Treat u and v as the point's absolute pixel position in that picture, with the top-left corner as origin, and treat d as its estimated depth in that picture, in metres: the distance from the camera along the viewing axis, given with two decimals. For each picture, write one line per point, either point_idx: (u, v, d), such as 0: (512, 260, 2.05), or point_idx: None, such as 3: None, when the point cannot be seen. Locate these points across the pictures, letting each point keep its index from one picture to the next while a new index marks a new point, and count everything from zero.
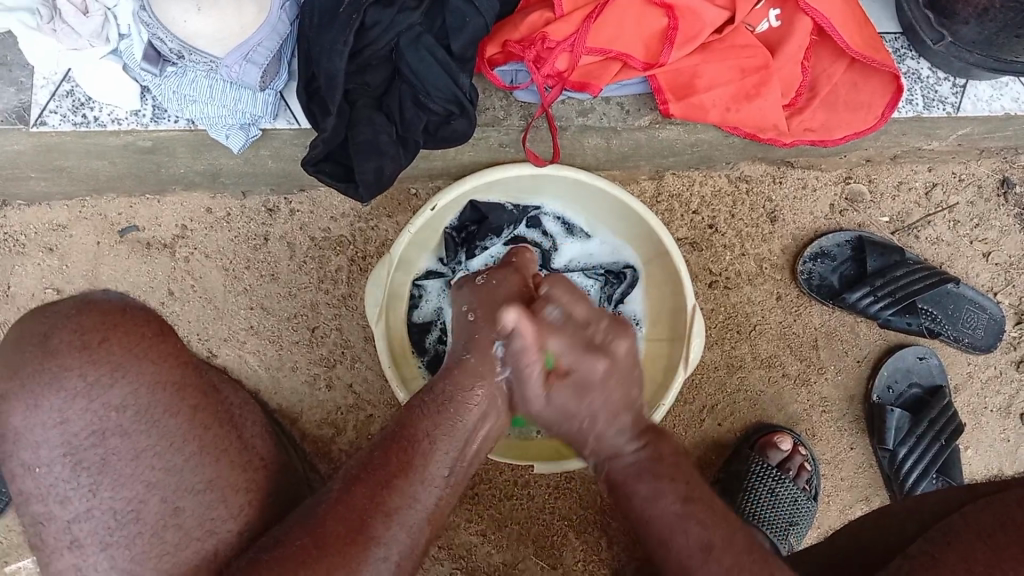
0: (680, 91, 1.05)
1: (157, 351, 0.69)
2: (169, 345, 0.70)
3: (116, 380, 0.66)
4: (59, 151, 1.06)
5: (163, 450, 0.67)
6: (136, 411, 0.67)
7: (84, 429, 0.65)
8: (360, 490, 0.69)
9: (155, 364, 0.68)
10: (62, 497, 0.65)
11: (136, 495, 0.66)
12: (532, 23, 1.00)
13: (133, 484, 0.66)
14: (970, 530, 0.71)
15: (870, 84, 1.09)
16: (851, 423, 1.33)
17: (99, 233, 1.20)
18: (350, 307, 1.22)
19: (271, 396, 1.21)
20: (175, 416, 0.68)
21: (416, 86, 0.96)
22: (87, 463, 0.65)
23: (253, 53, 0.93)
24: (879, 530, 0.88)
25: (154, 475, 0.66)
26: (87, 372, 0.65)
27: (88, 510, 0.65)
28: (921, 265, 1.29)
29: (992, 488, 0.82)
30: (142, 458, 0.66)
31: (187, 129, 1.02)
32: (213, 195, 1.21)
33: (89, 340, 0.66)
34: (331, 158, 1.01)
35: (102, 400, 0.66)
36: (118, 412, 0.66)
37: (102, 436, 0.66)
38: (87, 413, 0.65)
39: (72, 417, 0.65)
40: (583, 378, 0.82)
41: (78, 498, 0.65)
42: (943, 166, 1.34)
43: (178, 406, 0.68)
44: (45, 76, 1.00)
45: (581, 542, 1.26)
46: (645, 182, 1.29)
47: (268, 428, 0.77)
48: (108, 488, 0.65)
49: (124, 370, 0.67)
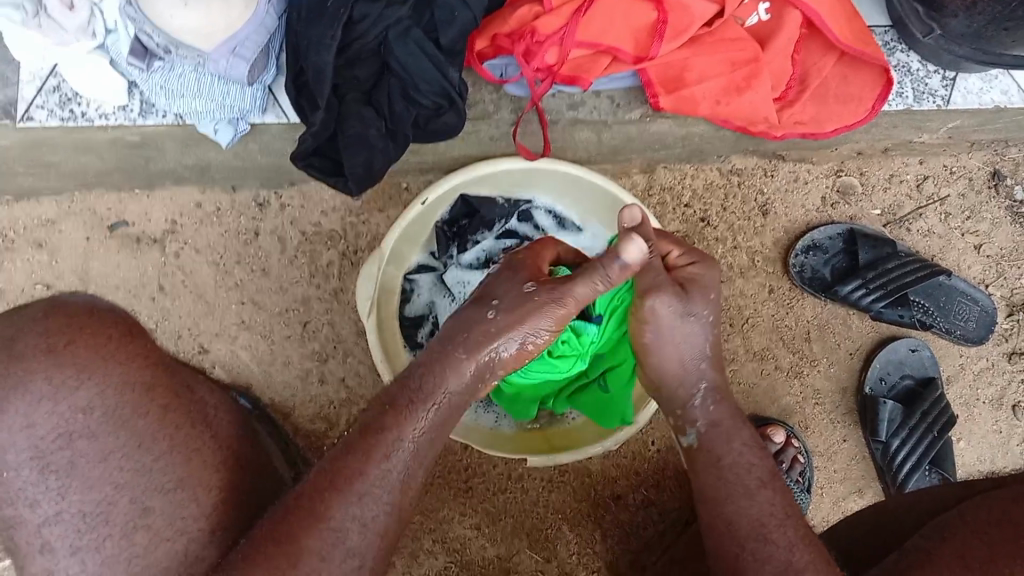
0: (670, 84, 1.05)
1: (125, 353, 0.68)
2: (138, 345, 0.70)
3: (82, 383, 0.66)
4: (47, 146, 1.05)
5: (131, 451, 0.67)
6: (102, 413, 0.67)
7: (51, 432, 0.65)
8: (334, 496, 0.69)
9: (122, 366, 0.68)
10: (32, 501, 0.65)
11: (104, 497, 0.66)
12: (521, 16, 0.99)
13: (99, 486, 0.66)
14: (967, 527, 0.72)
15: (860, 77, 1.08)
16: (844, 415, 1.33)
17: (88, 229, 1.20)
18: (342, 302, 1.22)
19: (263, 391, 1.21)
20: (143, 417, 0.68)
21: (404, 79, 0.96)
22: (56, 466, 0.65)
23: (241, 48, 0.92)
24: (875, 524, 0.88)
25: (122, 476, 0.66)
26: (53, 375, 0.65)
27: (58, 513, 0.65)
28: (913, 257, 1.30)
29: (989, 484, 0.82)
30: (111, 459, 0.66)
31: (176, 124, 1.02)
32: (203, 190, 1.21)
33: (54, 343, 0.66)
34: (320, 152, 1.01)
35: (68, 403, 0.66)
36: (85, 414, 0.66)
37: (69, 439, 0.66)
38: (54, 415, 0.65)
39: (39, 421, 0.65)
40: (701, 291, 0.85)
41: (47, 501, 0.65)
42: (934, 159, 1.34)
43: (146, 407, 0.68)
44: (31, 71, 1.00)
45: (575, 534, 1.26)
46: (637, 176, 1.29)
47: (244, 430, 0.77)
48: (77, 491, 0.66)
49: (91, 372, 0.66)
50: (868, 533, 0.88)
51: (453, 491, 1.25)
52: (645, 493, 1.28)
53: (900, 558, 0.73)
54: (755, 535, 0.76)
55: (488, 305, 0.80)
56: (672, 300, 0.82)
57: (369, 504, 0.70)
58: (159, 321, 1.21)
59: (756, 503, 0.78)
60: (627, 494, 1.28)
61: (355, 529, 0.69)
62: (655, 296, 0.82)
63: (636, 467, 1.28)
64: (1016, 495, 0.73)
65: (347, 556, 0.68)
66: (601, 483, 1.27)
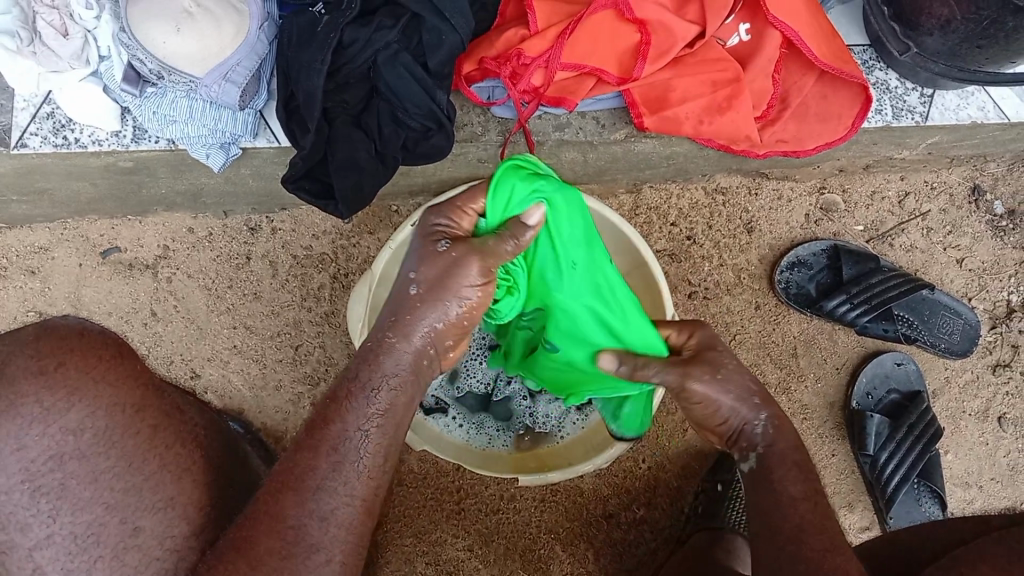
0: (654, 104, 1.07)
1: (114, 375, 0.65)
2: (128, 365, 0.67)
3: (73, 405, 0.63)
4: (41, 173, 1.06)
5: (122, 471, 0.65)
6: (94, 434, 0.63)
7: (42, 454, 0.61)
8: (289, 496, 0.67)
9: (112, 387, 0.65)
10: (22, 525, 0.61)
11: (94, 519, 0.63)
12: (507, 39, 1.03)
13: (90, 507, 0.63)
14: (982, 561, 0.72)
15: (839, 97, 1.11)
16: (833, 430, 1.34)
17: (80, 255, 1.20)
18: (333, 325, 1.23)
19: (255, 415, 1.21)
20: (132, 438, 0.65)
21: (393, 103, 0.98)
22: (46, 489, 0.61)
23: (232, 73, 0.94)
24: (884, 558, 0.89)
25: (113, 496, 0.64)
26: (43, 399, 0.61)
27: (49, 537, 0.61)
28: (896, 272, 1.32)
29: (1006, 518, 0.81)
30: (101, 480, 0.64)
31: (166, 149, 1.03)
32: (196, 215, 1.22)
33: (44, 366, 0.62)
34: (312, 175, 1.02)
35: (59, 425, 0.62)
36: (75, 435, 0.63)
37: (59, 461, 0.62)
38: (45, 438, 0.61)
39: (30, 444, 0.61)
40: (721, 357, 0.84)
41: (38, 525, 0.61)
42: (915, 174, 1.37)
43: (136, 427, 0.66)
44: (25, 99, 1.01)
45: (568, 554, 1.26)
46: (623, 196, 1.32)
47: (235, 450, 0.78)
48: (68, 512, 0.62)
49: (81, 393, 0.63)
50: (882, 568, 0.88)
51: (444, 513, 1.25)
52: (637, 511, 1.28)
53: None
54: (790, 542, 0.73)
55: (406, 279, 0.78)
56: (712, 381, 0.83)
57: (325, 497, 0.68)
58: (151, 346, 1.21)
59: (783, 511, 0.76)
60: (618, 512, 1.27)
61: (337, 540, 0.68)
62: (690, 379, 0.83)
63: (627, 486, 1.28)
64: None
65: (311, 551, 0.65)
66: (593, 503, 1.27)
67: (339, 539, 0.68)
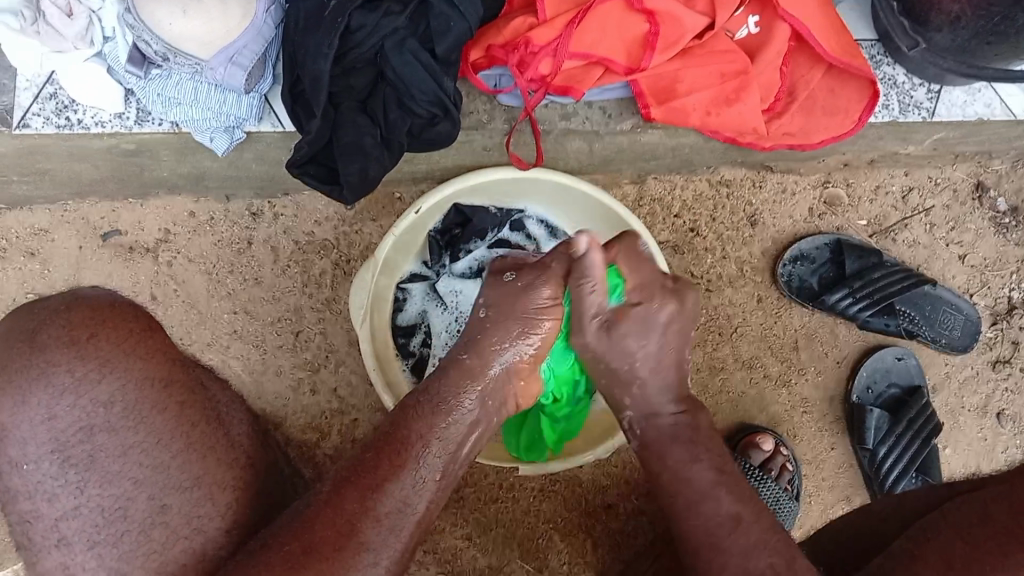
0: (661, 95, 1.06)
1: (145, 347, 0.70)
2: (157, 341, 0.71)
3: (104, 376, 0.67)
4: (41, 154, 1.05)
5: (150, 446, 0.68)
6: (123, 407, 0.67)
7: (71, 425, 0.66)
8: (349, 491, 0.71)
9: (141, 360, 0.69)
10: (50, 495, 0.66)
11: (124, 492, 0.67)
12: (515, 27, 1.01)
13: (119, 481, 0.67)
14: (951, 527, 0.74)
15: (847, 90, 1.11)
16: (832, 423, 1.34)
17: (81, 238, 1.20)
18: (335, 311, 1.22)
19: (255, 401, 1.21)
20: (161, 414, 0.69)
21: (400, 89, 0.97)
22: (75, 459, 0.66)
23: (238, 56, 0.93)
24: (862, 530, 0.90)
25: (142, 471, 0.67)
26: (75, 367, 0.66)
27: (77, 507, 0.66)
28: (899, 266, 1.32)
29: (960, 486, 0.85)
30: (130, 454, 0.67)
31: (170, 132, 1.02)
32: (197, 199, 1.22)
33: (77, 336, 0.67)
34: (316, 159, 1.01)
35: (89, 396, 0.67)
36: (105, 408, 0.67)
37: (90, 432, 0.67)
38: (75, 409, 0.66)
39: (60, 414, 0.66)
40: (647, 315, 0.90)
41: (66, 495, 0.66)
42: (919, 170, 1.37)
43: (165, 403, 0.69)
44: (27, 78, 1.00)
45: (566, 544, 1.27)
46: (627, 186, 1.31)
47: (254, 425, 0.77)
48: (95, 485, 0.66)
49: (113, 365, 0.68)
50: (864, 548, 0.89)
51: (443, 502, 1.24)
52: (636, 502, 1.28)
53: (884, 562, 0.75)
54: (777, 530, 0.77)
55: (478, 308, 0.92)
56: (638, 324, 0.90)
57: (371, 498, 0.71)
58: None
59: None
60: (618, 503, 1.28)
61: (388, 541, 0.70)
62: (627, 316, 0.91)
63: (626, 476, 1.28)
64: (997, 493, 0.74)
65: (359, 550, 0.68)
66: (592, 492, 1.27)
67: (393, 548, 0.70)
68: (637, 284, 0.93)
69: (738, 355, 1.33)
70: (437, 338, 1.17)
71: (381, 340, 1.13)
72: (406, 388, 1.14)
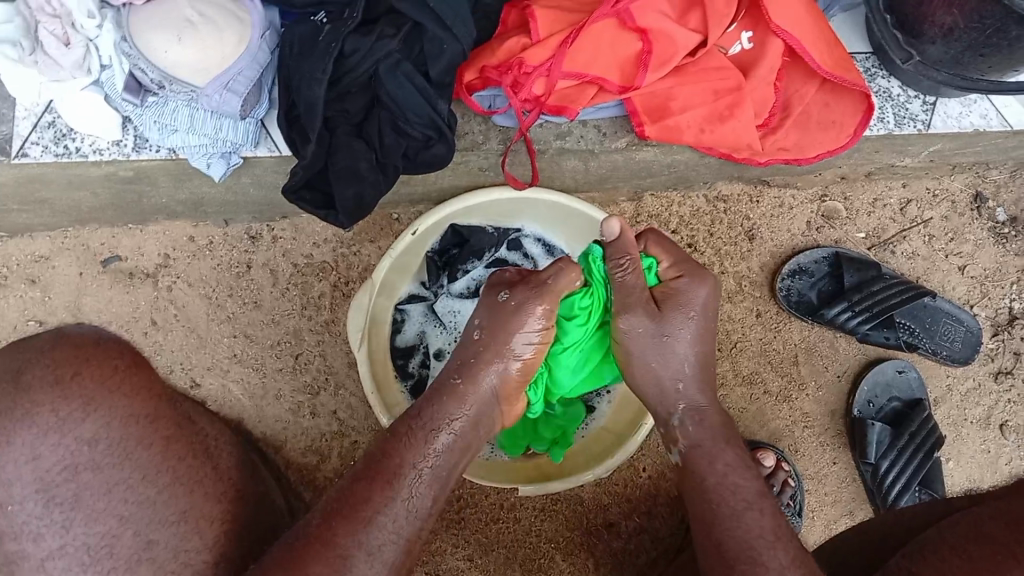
0: (655, 113, 1.07)
1: (129, 384, 0.71)
2: (142, 378, 0.73)
3: (88, 414, 0.68)
4: (41, 182, 1.06)
5: (135, 483, 0.69)
6: (108, 445, 0.69)
7: (56, 464, 0.67)
8: (342, 525, 0.70)
9: (127, 399, 0.71)
10: (35, 535, 0.66)
11: (108, 530, 0.68)
12: (510, 48, 1.02)
13: (105, 518, 0.68)
14: (946, 545, 0.73)
15: (841, 103, 1.11)
16: (834, 438, 1.33)
17: (81, 264, 1.20)
18: (334, 333, 1.22)
19: (254, 425, 1.21)
20: (146, 448, 0.70)
21: (394, 112, 0.97)
22: (60, 498, 0.67)
23: (233, 82, 0.94)
24: (860, 545, 0.90)
25: (127, 508, 0.69)
26: (59, 408, 0.67)
27: (62, 547, 0.67)
28: (897, 279, 1.31)
29: (965, 501, 0.84)
30: (115, 491, 0.68)
31: (167, 158, 1.03)
32: (196, 223, 1.22)
33: (61, 375, 0.68)
34: (311, 185, 1.02)
35: (73, 435, 0.68)
36: (90, 446, 0.68)
37: (74, 471, 0.68)
38: (59, 448, 0.67)
39: (44, 453, 0.67)
40: (688, 292, 0.89)
41: (51, 535, 0.67)
42: (916, 182, 1.37)
43: (151, 439, 0.71)
44: (26, 108, 1.01)
45: (568, 564, 1.25)
46: (624, 203, 1.32)
47: (241, 458, 0.80)
48: (81, 523, 0.67)
49: (97, 404, 0.69)
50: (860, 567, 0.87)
51: (444, 522, 1.24)
52: (638, 521, 1.27)
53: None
54: (746, 558, 0.75)
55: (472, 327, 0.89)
56: (677, 308, 0.88)
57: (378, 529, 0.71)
58: (151, 356, 1.21)
59: (742, 524, 0.78)
60: (620, 522, 1.27)
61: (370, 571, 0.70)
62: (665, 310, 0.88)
63: (628, 495, 1.27)
64: (994, 509, 0.74)
65: None
66: (593, 513, 1.26)
67: (381, 573, 0.70)
68: (672, 264, 0.92)
69: (740, 370, 1.32)
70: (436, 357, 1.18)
71: (380, 363, 1.13)
72: (405, 406, 1.13)
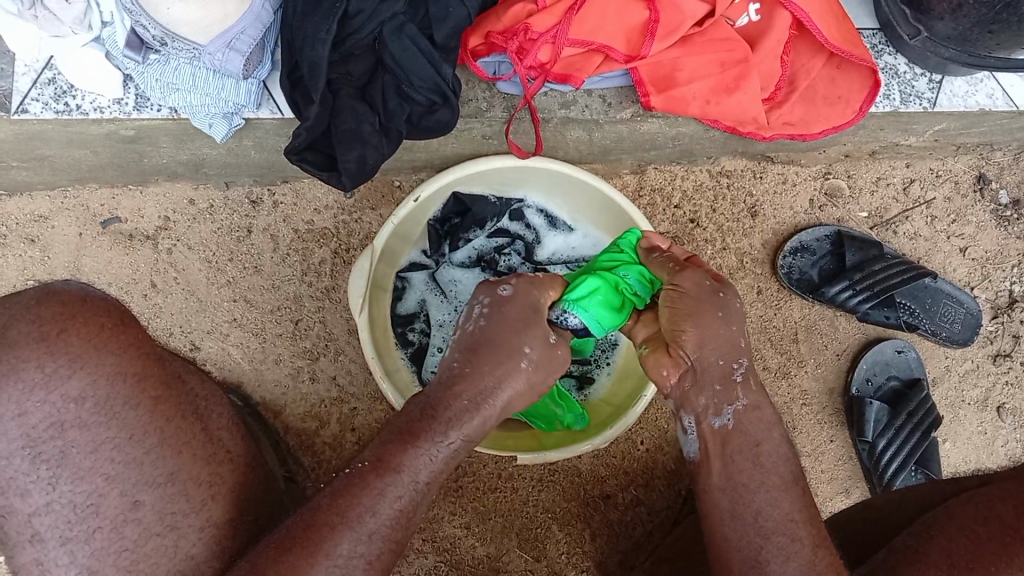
0: (661, 83, 1.06)
1: (117, 342, 0.71)
2: (130, 336, 0.73)
3: (74, 371, 0.69)
4: (40, 139, 1.05)
5: (123, 443, 0.70)
6: (95, 403, 0.69)
7: (43, 421, 0.68)
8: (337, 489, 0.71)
9: (113, 356, 0.71)
10: (22, 490, 0.67)
11: (94, 489, 0.68)
12: (515, 13, 1.01)
13: (90, 477, 0.68)
14: (954, 523, 0.75)
15: (848, 79, 1.10)
16: (831, 416, 1.34)
17: (81, 225, 1.20)
18: (334, 300, 1.23)
19: (254, 389, 1.21)
20: (134, 409, 0.70)
21: (398, 74, 0.97)
22: (47, 455, 0.68)
23: (236, 41, 0.93)
24: (866, 524, 0.91)
25: (114, 468, 0.69)
26: (45, 363, 0.68)
27: (49, 504, 0.67)
28: (899, 259, 1.31)
29: (975, 481, 0.84)
30: (102, 450, 0.69)
31: (169, 118, 1.02)
32: (197, 186, 1.21)
33: (46, 332, 0.69)
34: (315, 147, 1.01)
35: (60, 392, 0.68)
36: (77, 403, 0.68)
37: (60, 428, 0.68)
38: (46, 404, 0.68)
39: (31, 409, 0.67)
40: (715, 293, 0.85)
41: (38, 491, 0.67)
42: (921, 162, 1.36)
43: (138, 399, 0.71)
44: (27, 63, 0.99)
45: (564, 534, 1.27)
46: (627, 176, 1.31)
47: (233, 419, 0.81)
48: (68, 481, 0.68)
49: (83, 361, 0.69)
50: (862, 548, 0.88)
51: (442, 490, 1.24)
52: (635, 492, 1.28)
53: (890, 557, 0.75)
54: (784, 531, 0.77)
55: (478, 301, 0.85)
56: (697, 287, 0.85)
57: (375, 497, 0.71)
58: (150, 318, 1.21)
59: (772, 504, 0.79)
60: (616, 493, 1.28)
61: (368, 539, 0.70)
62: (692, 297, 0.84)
63: (625, 468, 1.28)
64: (1005, 491, 0.75)
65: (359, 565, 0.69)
66: (591, 484, 1.27)
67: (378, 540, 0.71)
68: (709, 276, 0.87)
69: None
70: (438, 328, 1.17)
71: (379, 330, 1.13)
72: (405, 375, 1.15)
